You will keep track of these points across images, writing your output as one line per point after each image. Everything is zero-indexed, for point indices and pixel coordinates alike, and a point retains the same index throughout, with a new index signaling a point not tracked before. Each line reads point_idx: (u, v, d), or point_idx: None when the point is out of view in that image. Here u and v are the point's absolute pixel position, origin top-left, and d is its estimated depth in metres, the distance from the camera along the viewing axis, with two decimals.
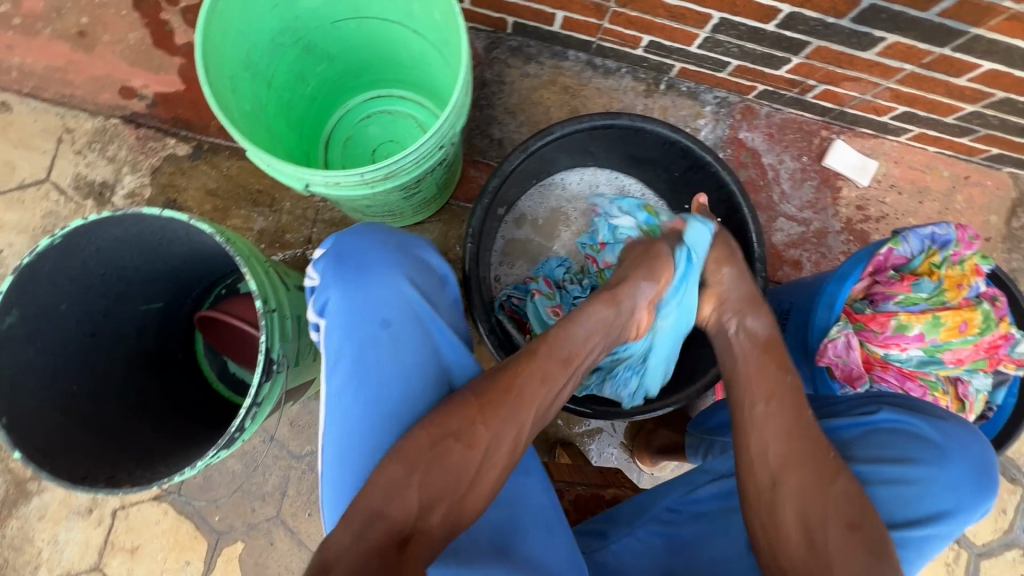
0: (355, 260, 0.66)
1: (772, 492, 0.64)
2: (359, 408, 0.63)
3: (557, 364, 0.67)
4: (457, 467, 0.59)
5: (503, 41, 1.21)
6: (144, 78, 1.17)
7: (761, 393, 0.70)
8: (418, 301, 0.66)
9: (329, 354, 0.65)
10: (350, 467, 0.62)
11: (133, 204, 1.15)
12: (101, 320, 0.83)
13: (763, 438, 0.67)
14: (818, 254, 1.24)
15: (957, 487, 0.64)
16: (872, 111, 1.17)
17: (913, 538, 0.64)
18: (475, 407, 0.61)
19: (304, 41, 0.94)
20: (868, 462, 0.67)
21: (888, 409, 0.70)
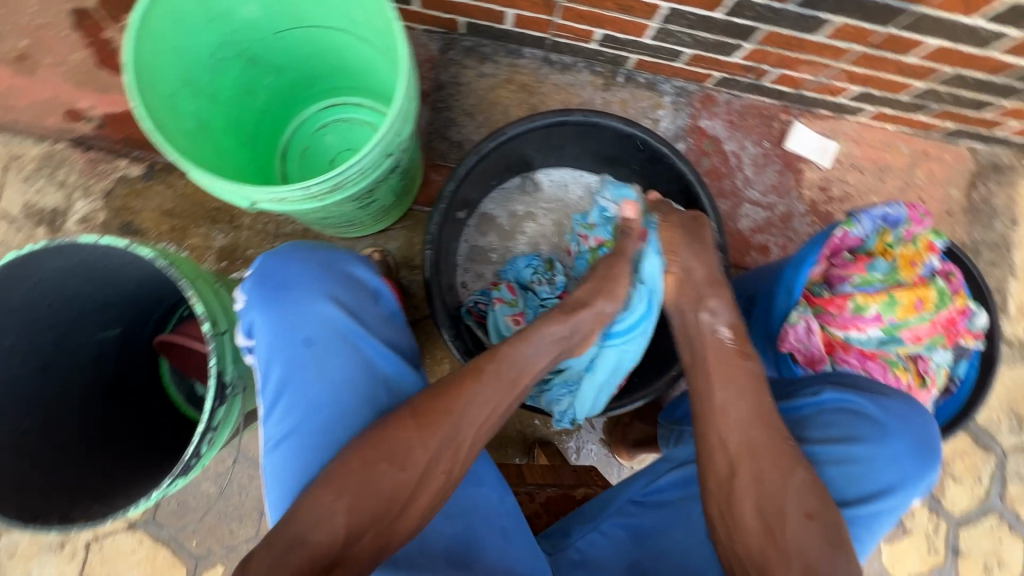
0: (276, 280, 0.70)
1: (731, 480, 0.65)
2: (289, 426, 0.66)
3: (505, 386, 0.69)
4: (387, 487, 0.61)
5: (457, 42, 1.20)
6: (90, 99, 1.14)
7: (717, 379, 0.70)
8: (341, 320, 0.69)
9: (261, 375, 0.68)
10: (286, 484, 0.65)
11: (87, 229, 1.12)
12: (53, 352, 0.80)
13: (722, 427, 0.67)
14: (784, 238, 1.25)
15: (901, 461, 0.66)
16: (828, 92, 1.18)
17: (863, 514, 0.65)
18: (411, 425, 0.63)
19: (246, 54, 0.92)
20: (814, 444, 0.68)
21: (832, 389, 0.71)
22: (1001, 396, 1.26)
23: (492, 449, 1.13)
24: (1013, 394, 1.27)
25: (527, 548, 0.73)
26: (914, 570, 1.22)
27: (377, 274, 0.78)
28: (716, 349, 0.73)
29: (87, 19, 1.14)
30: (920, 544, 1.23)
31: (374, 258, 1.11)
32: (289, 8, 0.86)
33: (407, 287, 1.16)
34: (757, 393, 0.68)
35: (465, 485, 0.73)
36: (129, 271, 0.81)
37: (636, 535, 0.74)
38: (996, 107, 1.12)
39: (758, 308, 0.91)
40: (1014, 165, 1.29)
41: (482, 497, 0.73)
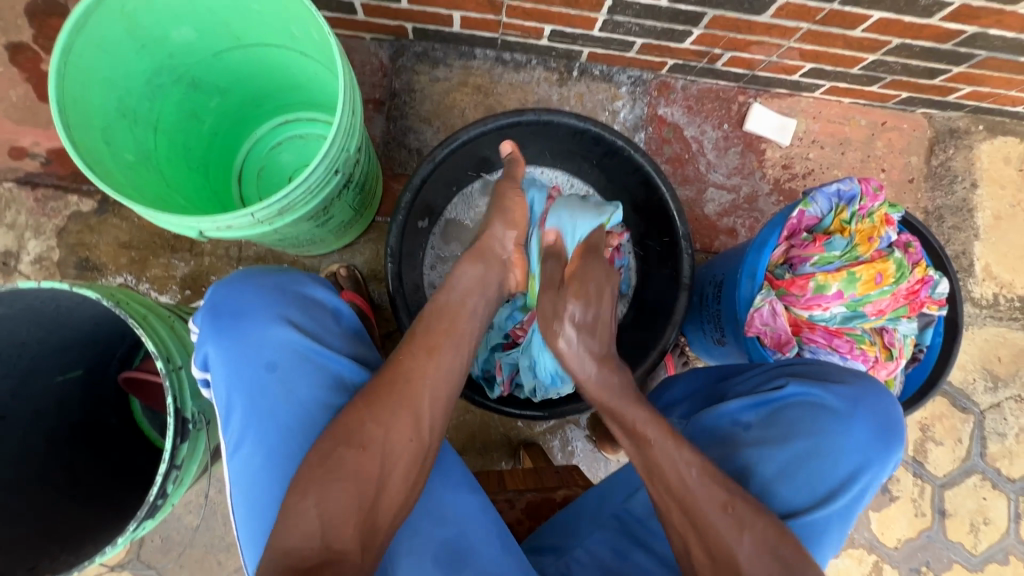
0: (230, 307, 0.68)
1: (685, 539, 0.64)
2: (260, 456, 0.65)
3: (437, 336, 0.75)
4: (355, 470, 0.62)
5: (407, 48, 1.18)
6: (33, 136, 1.11)
7: (640, 464, 0.68)
8: (300, 340, 0.68)
9: (222, 409, 0.67)
10: (262, 506, 0.64)
11: (42, 269, 1.09)
12: (10, 401, 0.78)
13: (662, 493, 0.65)
14: (751, 219, 1.25)
15: (864, 446, 0.66)
16: (782, 71, 1.18)
17: (835, 508, 0.65)
18: (363, 406, 0.65)
19: (186, 78, 0.90)
20: (776, 444, 0.68)
21: (795, 382, 0.72)
22: (974, 356, 1.28)
23: (477, 455, 1.13)
24: (986, 354, 1.29)
25: (516, 557, 0.70)
26: (903, 535, 1.24)
27: (335, 292, 0.78)
28: (616, 410, 0.74)
29: (22, 52, 1.10)
30: (907, 509, 1.25)
31: (340, 274, 1.10)
32: (224, 28, 0.84)
33: (377, 301, 1.15)
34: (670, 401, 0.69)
35: (443, 496, 0.73)
36: (81, 311, 0.78)
37: (619, 551, 0.74)
38: (946, 74, 1.13)
39: (726, 293, 0.92)
40: (971, 129, 1.31)
41: (463, 506, 0.73)
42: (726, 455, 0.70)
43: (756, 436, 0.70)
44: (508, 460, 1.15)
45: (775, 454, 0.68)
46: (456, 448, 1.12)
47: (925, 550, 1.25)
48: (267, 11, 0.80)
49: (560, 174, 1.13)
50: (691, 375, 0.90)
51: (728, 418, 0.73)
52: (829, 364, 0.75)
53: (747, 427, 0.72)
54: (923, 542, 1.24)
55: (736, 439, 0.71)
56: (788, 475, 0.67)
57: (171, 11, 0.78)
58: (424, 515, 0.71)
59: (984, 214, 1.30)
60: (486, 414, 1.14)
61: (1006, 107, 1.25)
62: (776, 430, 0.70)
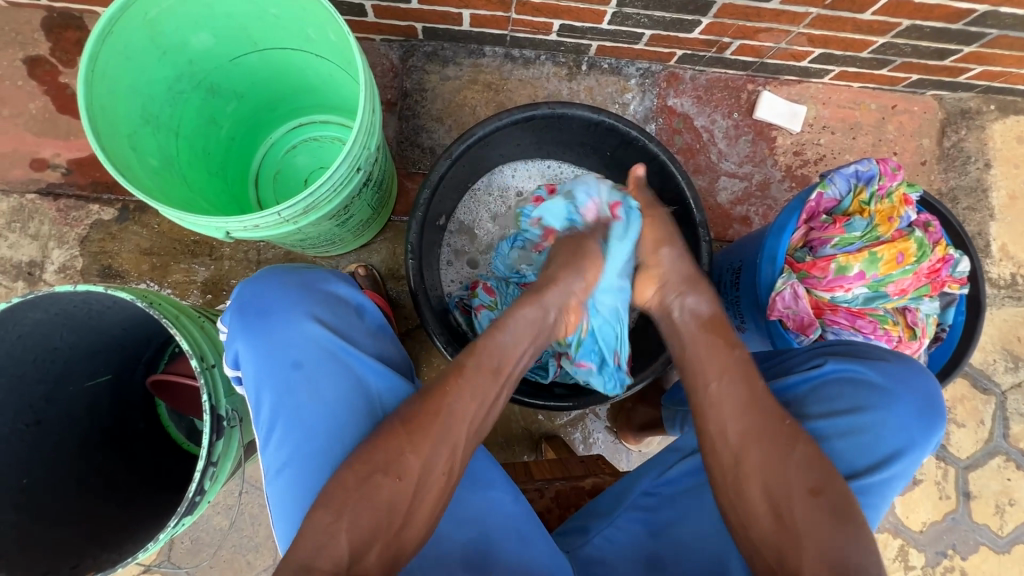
0: (257, 306, 0.70)
1: (734, 467, 0.65)
2: (289, 456, 0.66)
3: (488, 377, 0.71)
4: (388, 499, 0.61)
5: (418, 48, 1.19)
6: (54, 147, 1.13)
7: (712, 368, 0.72)
8: (328, 338, 0.69)
9: (253, 406, 0.68)
10: (287, 509, 0.65)
11: (66, 278, 1.11)
12: (44, 406, 0.80)
13: (723, 416, 0.68)
14: (764, 206, 1.25)
15: (906, 424, 0.66)
16: (791, 58, 1.18)
17: (875, 482, 0.66)
18: (404, 436, 0.64)
19: (205, 83, 0.91)
20: (819, 419, 0.68)
21: (834, 361, 0.72)
22: (994, 337, 1.28)
23: (500, 450, 1.14)
24: (1006, 334, 1.28)
25: (545, 543, 0.72)
26: (928, 518, 1.24)
27: (359, 290, 0.79)
28: (704, 344, 0.75)
29: (41, 66, 1.12)
30: (931, 492, 1.24)
31: (359, 273, 1.11)
32: (242, 34, 0.86)
33: (395, 299, 1.16)
34: (749, 378, 0.69)
35: (474, 488, 0.73)
36: (112, 315, 0.80)
37: (652, 528, 0.75)
38: (956, 54, 1.12)
39: (744, 279, 0.92)
40: (982, 109, 1.30)
41: (492, 499, 0.73)
42: None
43: (796, 412, 0.70)
44: (530, 454, 1.15)
45: (817, 433, 0.68)
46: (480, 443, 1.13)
47: (951, 533, 1.24)
48: (284, 15, 0.81)
49: (567, 167, 1.14)
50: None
51: None
52: (872, 346, 0.74)
53: (788, 404, 0.72)
54: (948, 525, 1.24)
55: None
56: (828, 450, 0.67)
57: (191, 18, 0.80)
58: (461, 505, 0.72)
59: (999, 194, 1.30)
60: (507, 408, 1.14)
61: (1017, 86, 1.25)
62: (817, 408, 0.70)
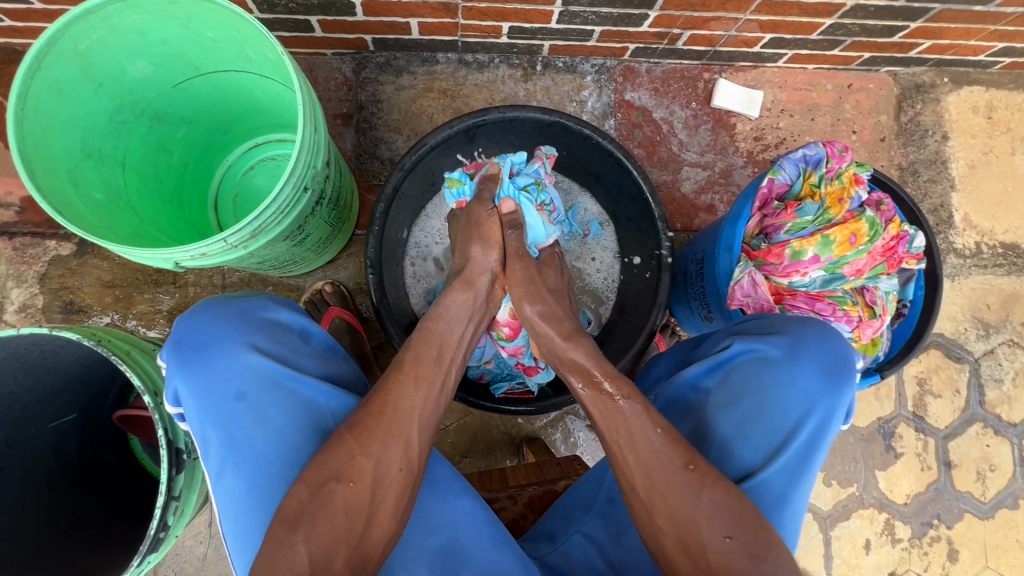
0: (194, 340, 0.67)
1: (651, 521, 0.64)
2: (242, 483, 0.64)
3: (430, 364, 0.73)
4: (346, 505, 0.60)
5: (370, 59, 1.19)
6: (6, 186, 1.11)
7: (608, 430, 0.70)
8: (268, 365, 0.67)
9: (199, 443, 0.66)
10: (247, 534, 0.64)
11: (28, 317, 1.09)
12: (4, 450, 0.78)
13: (628, 475, 0.66)
14: (728, 193, 1.26)
15: (809, 391, 0.66)
16: (743, 44, 1.19)
17: (790, 458, 0.65)
18: (351, 439, 0.63)
19: (150, 110, 0.90)
20: (728, 407, 0.69)
21: (738, 341, 0.71)
22: (964, 306, 1.29)
23: (480, 456, 1.13)
24: (976, 302, 1.30)
25: (514, 553, 0.70)
26: (911, 490, 1.25)
27: (298, 310, 0.76)
28: (593, 401, 0.73)
29: None
30: (913, 465, 1.26)
31: (326, 291, 1.10)
32: (181, 59, 0.84)
33: (364, 313, 1.15)
34: (645, 428, 0.66)
35: (439, 502, 0.72)
36: (67, 355, 0.78)
37: (613, 534, 0.74)
38: (904, 30, 1.13)
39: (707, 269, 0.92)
40: (936, 82, 1.32)
41: (462, 513, 0.71)
42: (696, 423, 0.72)
43: (714, 400, 0.71)
44: (512, 458, 1.15)
45: (731, 418, 0.69)
46: (459, 451, 1.13)
47: (934, 503, 1.26)
48: (220, 38, 0.80)
49: None
50: (664, 356, 0.89)
51: (690, 386, 0.74)
52: (775, 317, 0.74)
53: (707, 392, 0.72)
54: (931, 495, 1.25)
55: (699, 405, 0.73)
56: (740, 434, 0.68)
57: (123, 47, 0.78)
58: (425, 518, 0.70)
59: (958, 165, 1.31)
60: (485, 414, 1.14)
61: (969, 57, 1.26)
62: (730, 393, 0.70)
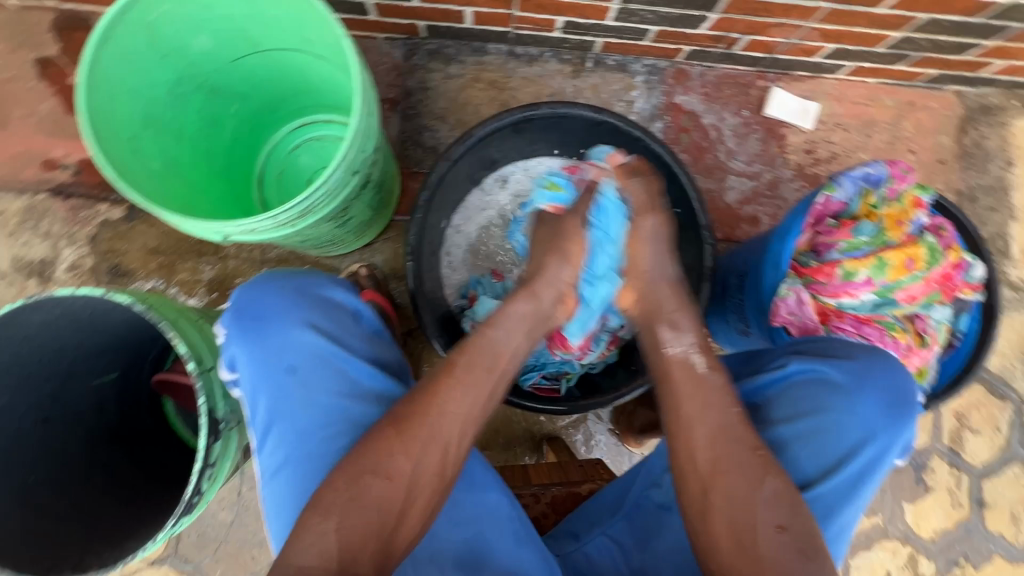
0: (254, 311, 0.69)
1: (703, 498, 0.63)
2: (281, 455, 0.66)
3: (481, 374, 0.69)
4: (378, 501, 0.61)
5: (421, 46, 1.18)
6: (64, 148, 1.15)
7: (681, 398, 0.68)
8: (320, 343, 0.68)
9: (248, 408, 0.68)
10: (280, 507, 0.65)
11: (77, 276, 1.13)
12: (51, 403, 0.81)
13: (691, 447, 0.65)
14: (774, 207, 1.22)
15: (870, 419, 0.64)
16: (802, 53, 1.15)
17: (840, 482, 0.64)
18: (393, 436, 0.63)
19: (207, 85, 0.92)
20: (780, 424, 0.67)
21: (797, 360, 0.69)
22: (1013, 342, 1.24)
23: (500, 451, 1.14)
24: None
25: (536, 550, 0.71)
26: (939, 526, 1.21)
27: (354, 292, 0.77)
28: (680, 366, 0.70)
29: (51, 67, 1.14)
30: (943, 501, 1.21)
31: (360, 274, 1.10)
32: (240, 35, 0.86)
33: (397, 298, 1.16)
34: (722, 404, 0.66)
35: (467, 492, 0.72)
36: (115, 316, 0.81)
37: (639, 538, 0.73)
38: (978, 49, 1.08)
39: (749, 283, 0.90)
40: (1005, 105, 1.26)
41: (491, 504, 0.72)
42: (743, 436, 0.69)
43: (764, 415, 0.69)
44: (531, 455, 1.14)
45: (783, 435, 0.66)
46: (480, 444, 1.13)
47: (963, 542, 1.21)
48: (281, 17, 0.81)
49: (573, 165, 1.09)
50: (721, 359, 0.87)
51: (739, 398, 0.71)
52: (835, 341, 0.71)
53: (758, 407, 0.70)
54: (960, 534, 1.21)
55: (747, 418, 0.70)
56: (790, 453, 0.65)
57: (187, 21, 0.80)
58: (450, 509, 0.70)
59: (1020, 194, 1.25)
60: (508, 409, 1.14)
61: None
62: (784, 410, 0.68)
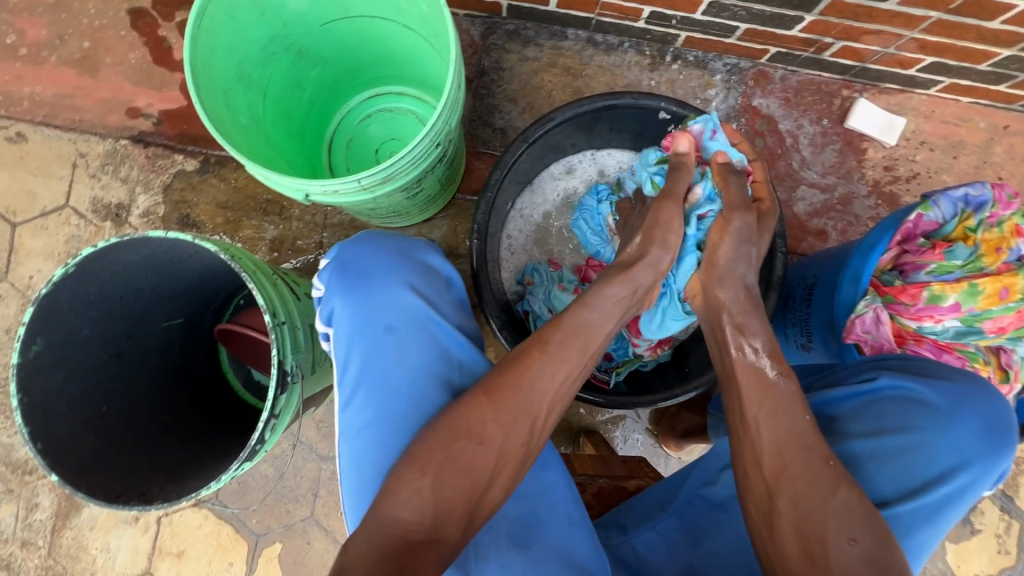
0: (357, 267, 0.71)
1: (770, 502, 0.62)
2: (370, 411, 0.67)
3: (573, 353, 0.69)
4: (471, 464, 0.62)
5: (500, 26, 1.18)
6: (148, 97, 1.19)
7: (756, 404, 0.67)
8: (420, 306, 0.69)
9: (341, 362, 0.69)
10: (362, 463, 0.66)
11: (149, 223, 1.17)
12: (125, 339, 0.84)
13: (756, 447, 0.65)
14: (844, 222, 1.18)
15: (965, 446, 0.61)
16: (896, 64, 1.10)
17: (924, 506, 0.61)
18: (485, 402, 0.64)
19: (296, 46, 0.93)
20: (863, 438, 0.65)
21: (887, 375, 0.68)
22: None
23: None
24: None
25: (588, 535, 0.70)
26: (982, 571, 1.16)
27: (449, 261, 0.78)
28: (746, 371, 0.69)
29: (143, 18, 1.18)
30: (989, 545, 1.16)
31: None
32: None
33: None
34: (794, 412, 0.64)
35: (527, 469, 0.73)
36: (192, 262, 0.84)
37: (691, 535, 0.72)
38: None
39: (819, 295, 0.88)
40: None
41: (542, 482, 0.72)
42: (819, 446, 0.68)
43: (845, 427, 0.67)
44: (567, 445, 1.15)
45: (865, 449, 0.65)
46: None
47: None
48: None
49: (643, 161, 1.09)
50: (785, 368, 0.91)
51: (819, 408, 0.71)
52: (936, 363, 0.69)
53: (839, 419, 0.68)
54: None
55: (825, 429, 0.69)
56: (870, 468, 0.64)
57: None
58: None
59: None
60: None
61: None
62: (868, 423, 0.66)
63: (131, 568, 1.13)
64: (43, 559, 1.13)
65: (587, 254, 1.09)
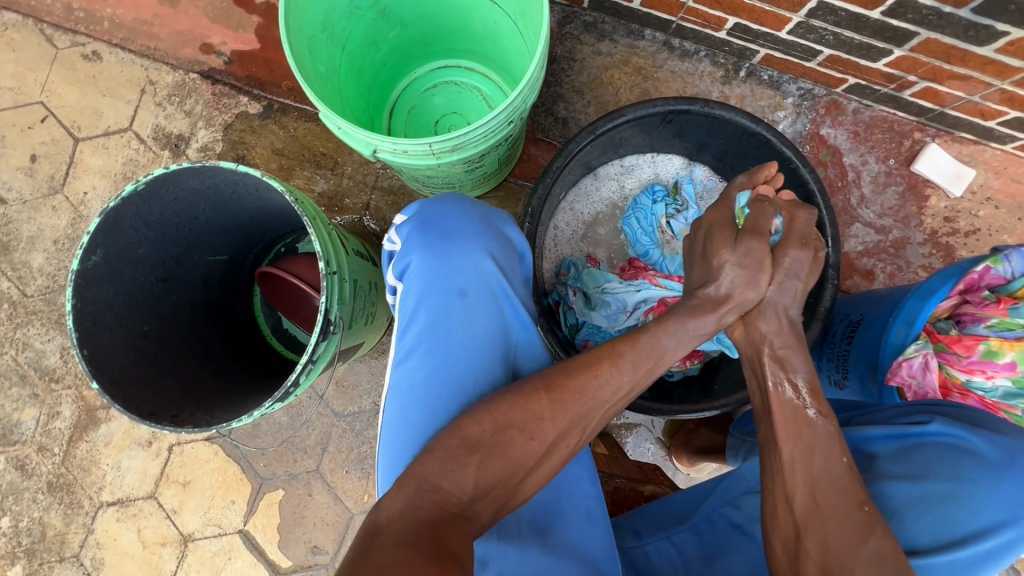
0: (440, 226, 0.71)
1: (795, 543, 0.60)
2: (423, 370, 0.68)
3: (643, 373, 0.67)
4: (519, 457, 0.61)
5: (578, 16, 1.17)
6: (223, 36, 1.20)
7: (794, 438, 0.65)
8: (495, 276, 0.70)
9: (406, 317, 0.70)
10: (405, 422, 0.67)
11: (205, 158, 1.19)
12: (173, 266, 0.85)
13: (789, 488, 0.62)
14: (894, 266, 1.15)
15: (1015, 504, 0.58)
16: (978, 113, 1.07)
17: (959, 559, 0.59)
18: (545, 400, 0.62)
19: (381, 5, 0.93)
20: (907, 480, 0.65)
21: (940, 422, 0.67)
22: None
23: None
24: None
25: (605, 536, 0.71)
26: None
27: (525, 238, 0.79)
28: (781, 411, 0.67)
29: None
30: None
31: None
32: None
33: None
34: (829, 453, 0.62)
35: None
36: (249, 201, 0.85)
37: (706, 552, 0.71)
38: None
39: (861, 333, 0.87)
40: None
41: (566, 475, 0.72)
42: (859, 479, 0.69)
43: (883, 467, 0.68)
44: None
45: (904, 491, 0.64)
46: None
47: None
48: None
49: (700, 168, 1.09)
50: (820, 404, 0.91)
51: (865, 446, 0.72)
52: (992, 417, 0.67)
53: (885, 457, 0.69)
54: None
55: (866, 467, 0.69)
56: (909, 510, 0.63)
57: None
58: None
59: None
60: None
61: None
62: (910, 467, 0.66)
63: (137, 489, 1.16)
64: (56, 465, 1.17)
65: (633, 254, 1.09)
